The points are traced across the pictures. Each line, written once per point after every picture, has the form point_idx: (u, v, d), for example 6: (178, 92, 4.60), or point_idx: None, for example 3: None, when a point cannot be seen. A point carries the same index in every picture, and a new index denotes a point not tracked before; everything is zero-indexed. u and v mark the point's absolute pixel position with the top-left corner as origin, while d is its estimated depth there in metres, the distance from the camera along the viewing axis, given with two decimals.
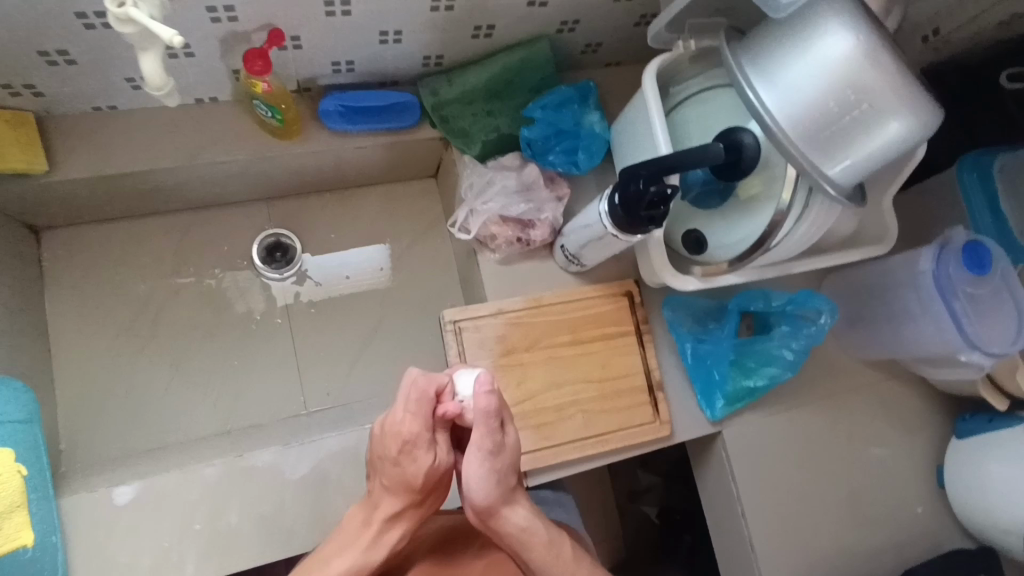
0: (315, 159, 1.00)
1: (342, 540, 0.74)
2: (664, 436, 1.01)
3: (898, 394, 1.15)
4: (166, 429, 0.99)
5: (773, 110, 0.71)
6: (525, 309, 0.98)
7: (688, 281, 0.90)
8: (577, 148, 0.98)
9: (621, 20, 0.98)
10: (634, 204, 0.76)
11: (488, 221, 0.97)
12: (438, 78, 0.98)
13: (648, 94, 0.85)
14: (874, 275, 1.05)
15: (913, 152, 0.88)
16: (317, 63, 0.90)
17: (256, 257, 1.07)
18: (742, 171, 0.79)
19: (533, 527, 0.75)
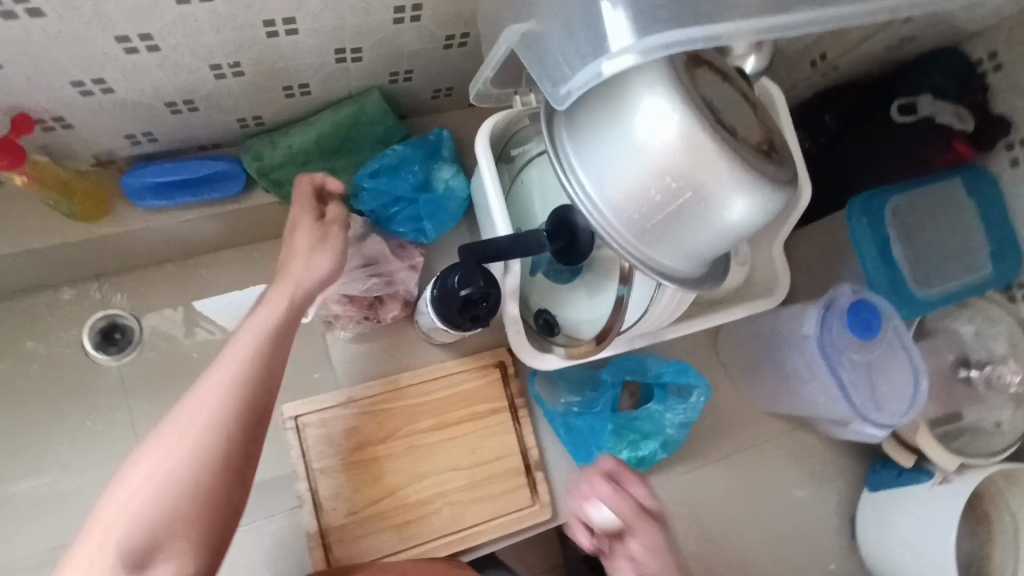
0: (134, 237, 0.89)
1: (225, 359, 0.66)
2: (545, 519, 0.93)
3: (806, 443, 1.07)
4: None
5: (595, 196, 0.61)
6: (379, 395, 0.89)
7: (548, 360, 0.81)
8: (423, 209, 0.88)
9: (465, 65, 0.86)
10: (452, 302, 0.67)
11: (329, 300, 0.86)
12: (261, 140, 0.86)
13: (480, 161, 0.74)
14: (766, 328, 0.96)
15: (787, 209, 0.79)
16: (105, 137, 0.78)
17: (88, 343, 0.96)
18: (575, 257, 0.69)
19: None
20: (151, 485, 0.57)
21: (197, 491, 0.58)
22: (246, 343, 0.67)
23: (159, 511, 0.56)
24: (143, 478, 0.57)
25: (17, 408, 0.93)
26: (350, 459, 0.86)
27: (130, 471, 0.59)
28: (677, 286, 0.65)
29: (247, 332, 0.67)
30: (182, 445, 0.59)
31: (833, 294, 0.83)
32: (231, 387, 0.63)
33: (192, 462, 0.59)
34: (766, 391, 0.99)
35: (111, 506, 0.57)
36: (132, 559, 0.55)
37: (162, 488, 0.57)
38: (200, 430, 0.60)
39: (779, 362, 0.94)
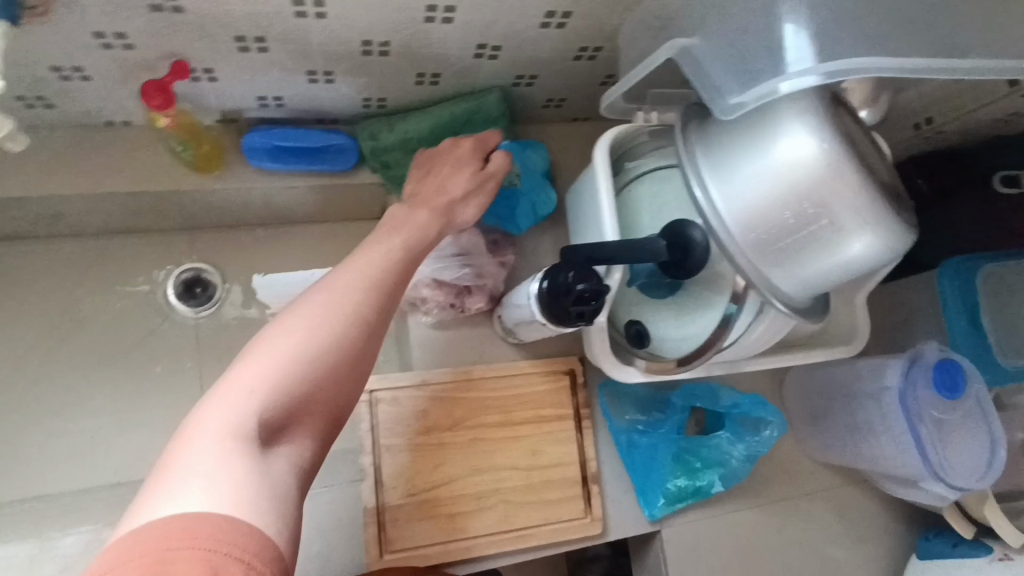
0: (240, 196, 0.92)
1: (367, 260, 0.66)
2: (594, 534, 0.92)
3: (856, 501, 1.06)
4: (46, 477, 0.90)
5: (723, 213, 0.64)
6: (451, 383, 0.90)
7: (629, 372, 0.83)
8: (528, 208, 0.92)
9: (585, 78, 0.89)
10: (561, 297, 0.67)
11: (420, 283, 0.88)
12: (379, 121, 0.89)
13: (597, 167, 0.77)
14: (836, 376, 0.96)
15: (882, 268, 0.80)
16: (240, 95, 0.81)
17: (171, 292, 0.98)
18: (687, 271, 0.69)
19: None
20: (277, 363, 0.54)
21: (321, 375, 0.56)
22: (372, 255, 0.67)
23: (285, 383, 0.54)
24: (267, 359, 0.55)
25: (96, 344, 0.95)
26: (415, 441, 0.87)
27: (252, 354, 0.55)
28: (787, 312, 0.67)
29: (378, 246, 0.68)
30: (308, 328, 0.57)
31: (921, 349, 0.83)
32: (361, 290, 0.62)
33: (319, 348, 0.57)
34: (828, 440, 0.98)
35: (234, 386, 0.53)
36: (257, 437, 0.51)
37: (288, 363, 0.55)
38: (328, 319, 0.59)
39: (848, 412, 0.93)
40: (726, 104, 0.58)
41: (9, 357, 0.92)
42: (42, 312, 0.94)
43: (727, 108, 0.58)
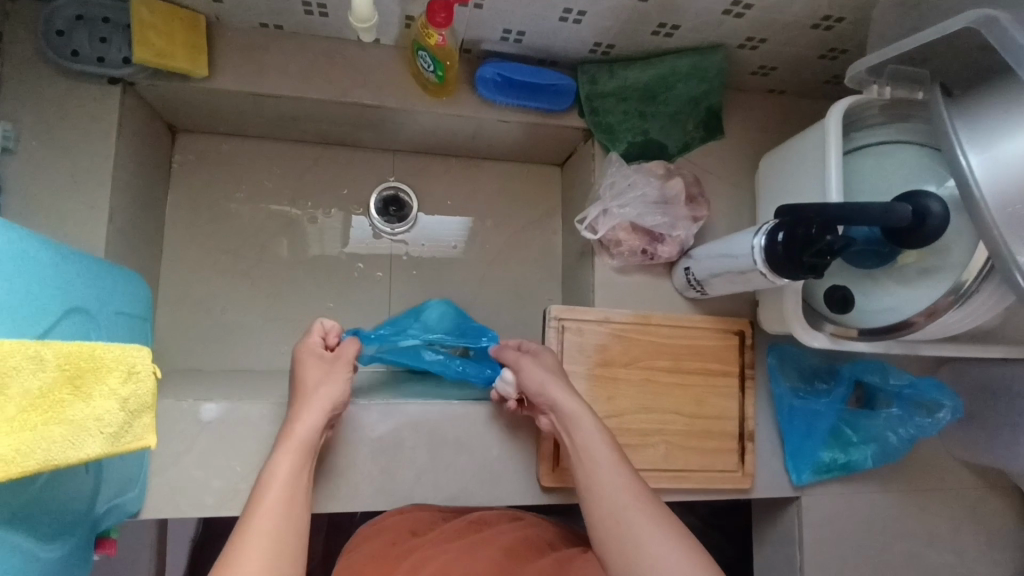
0: (457, 123, 0.98)
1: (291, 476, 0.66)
2: (744, 488, 0.95)
3: (993, 507, 1.07)
4: (250, 354, 0.99)
5: (983, 182, 0.66)
6: (630, 324, 0.94)
7: (816, 337, 0.85)
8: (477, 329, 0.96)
9: (807, 49, 0.91)
10: (801, 246, 0.71)
11: (618, 227, 0.92)
12: (600, 67, 0.94)
13: (828, 133, 0.80)
14: (1006, 375, 0.96)
15: None
16: (490, 26, 0.87)
17: (372, 206, 1.06)
18: (921, 240, 0.72)
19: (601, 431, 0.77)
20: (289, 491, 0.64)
21: (300, 503, 0.65)
22: (294, 444, 0.68)
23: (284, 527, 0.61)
24: (274, 491, 0.64)
25: (303, 242, 1.04)
26: (593, 372, 0.92)
27: (256, 503, 0.62)
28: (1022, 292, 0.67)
29: (299, 429, 0.69)
30: (278, 496, 0.63)
31: None
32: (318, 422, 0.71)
33: (293, 488, 0.65)
34: (985, 439, 1.00)
35: (255, 522, 0.60)
36: (287, 545, 0.60)
37: (278, 509, 0.62)
38: (298, 469, 0.67)
39: (1014, 413, 0.95)
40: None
41: (230, 243, 1.02)
42: (261, 206, 1.03)
43: None
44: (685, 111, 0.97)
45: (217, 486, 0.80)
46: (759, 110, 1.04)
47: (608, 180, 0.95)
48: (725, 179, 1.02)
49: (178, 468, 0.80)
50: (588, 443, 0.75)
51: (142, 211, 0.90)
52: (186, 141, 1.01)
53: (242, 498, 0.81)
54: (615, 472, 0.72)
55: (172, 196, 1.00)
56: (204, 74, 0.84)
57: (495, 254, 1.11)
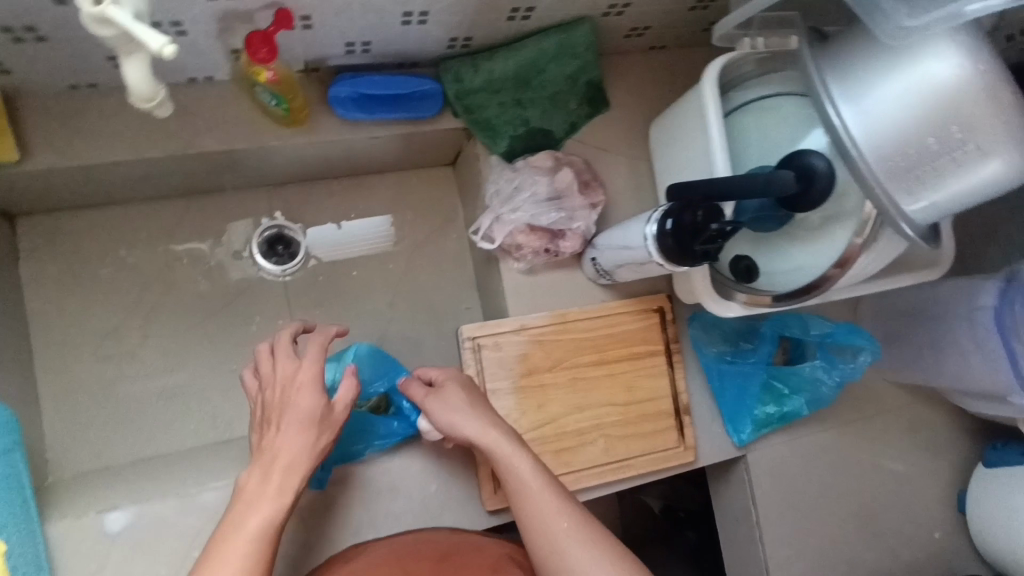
0: (324, 149, 0.90)
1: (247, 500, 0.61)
2: (688, 461, 0.96)
3: (925, 418, 1.11)
4: (160, 436, 0.93)
5: (859, 138, 0.62)
6: (548, 327, 0.91)
7: (728, 308, 0.83)
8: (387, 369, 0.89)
9: (674, 5, 0.86)
10: (693, 235, 0.67)
11: (516, 231, 0.88)
12: (462, 61, 0.86)
13: (708, 100, 0.75)
14: (920, 297, 0.97)
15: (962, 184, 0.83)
16: (330, 43, 0.78)
17: (255, 250, 0.98)
18: (810, 203, 0.69)
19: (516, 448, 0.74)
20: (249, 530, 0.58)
21: (267, 547, 0.59)
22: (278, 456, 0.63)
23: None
24: (236, 539, 0.58)
25: (189, 305, 0.96)
26: (518, 383, 0.89)
27: (226, 545, 0.57)
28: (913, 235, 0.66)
29: (257, 484, 0.62)
30: (244, 531, 0.58)
31: (1017, 269, 0.84)
32: (308, 433, 0.65)
33: (264, 519, 0.59)
34: (902, 360, 1.00)
35: None
36: None
37: (246, 551, 0.57)
38: (277, 498, 0.61)
39: (933, 332, 0.95)
40: (893, 29, 0.58)
41: (108, 323, 0.93)
42: (133, 277, 0.94)
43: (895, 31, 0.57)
44: (563, 91, 0.91)
45: None
46: (641, 72, 0.98)
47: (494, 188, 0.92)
48: (619, 153, 0.98)
49: None
50: (511, 464, 0.72)
51: None
52: (29, 223, 0.90)
53: None
54: (546, 496, 0.70)
55: (29, 287, 0.90)
56: (15, 157, 0.74)
57: (401, 273, 1.05)
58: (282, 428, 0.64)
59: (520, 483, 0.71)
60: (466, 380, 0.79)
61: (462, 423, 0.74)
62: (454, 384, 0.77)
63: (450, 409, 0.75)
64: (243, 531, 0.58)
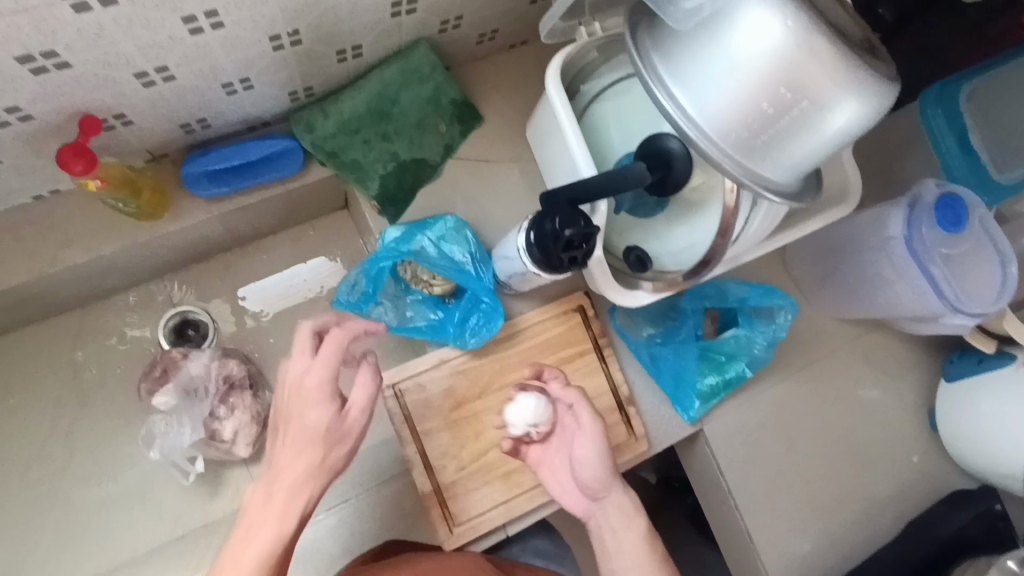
0: (201, 230, 0.87)
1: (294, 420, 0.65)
2: (642, 451, 0.94)
3: (880, 346, 1.09)
4: (112, 552, 0.91)
5: (697, 119, 0.59)
6: (469, 355, 0.89)
7: (637, 296, 0.80)
8: (469, 256, 0.85)
9: (512, 2, 0.83)
10: (551, 247, 0.65)
11: (212, 416, 0.89)
12: (311, 111, 0.84)
13: (555, 100, 0.72)
14: (838, 234, 0.95)
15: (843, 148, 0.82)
16: (163, 130, 0.75)
17: (165, 343, 0.95)
18: (672, 187, 0.67)
19: (634, 518, 0.79)
20: (308, 434, 0.65)
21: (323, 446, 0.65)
22: (269, 497, 0.63)
23: (302, 469, 0.64)
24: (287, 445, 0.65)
25: (110, 414, 0.94)
26: (450, 418, 0.87)
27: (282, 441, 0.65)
28: (783, 202, 0.63)
29: (302, 425, 0.65)
30: (292, 465, 0.64)
31: (918, 191, 0.82)
32: (274, 539, 0.61)
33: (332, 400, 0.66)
34: (839, 297, 0.97)
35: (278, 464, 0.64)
36: (305, 467, 0.64)
37: (265, 540, 0.60)
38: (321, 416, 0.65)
39: (857, 268, 0.92)
40: (681, 14, 0.58)
41: (31, 451, 0.91)
42: (47, 399, 0.92)
43: (681, 19, 0.58)
44: (427, 115, 0.89)
45: None
46: (509, 72, 0.95)
47: (207, 382, 0.90)
48: (505, 161, 0.94)
49: None
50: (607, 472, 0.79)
51: None
52: None
53: None
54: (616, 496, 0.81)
55: None
56: None
57: None
58: (286, 447, 0.65)
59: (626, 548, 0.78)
60: (603, 433, 0.78)
61: (596, 468, 0.79)
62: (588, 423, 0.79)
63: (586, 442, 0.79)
64: (297, 439, 0.65)
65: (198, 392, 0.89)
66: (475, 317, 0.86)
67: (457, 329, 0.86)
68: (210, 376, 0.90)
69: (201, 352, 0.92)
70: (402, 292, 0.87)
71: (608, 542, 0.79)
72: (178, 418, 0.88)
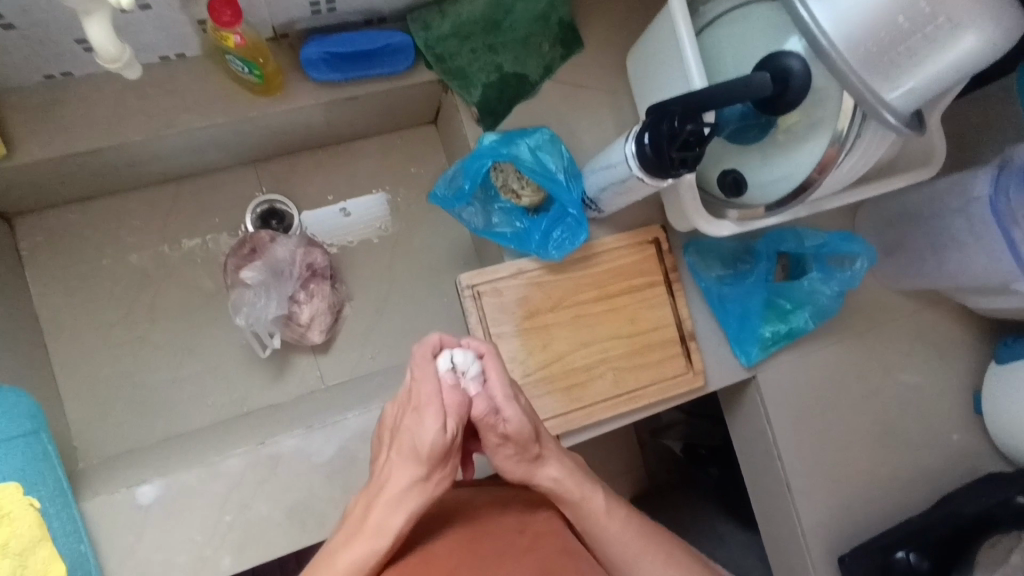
0: (304, 116, 0.90)
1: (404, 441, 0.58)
2: (697, 386, 0.96)
3: (934, 324, 1.11)
4: (179, 418, 0.94)
5: (830, 27, 0.61)
6: (545, 269, 0.91)
7: (721, 225, 0.83)
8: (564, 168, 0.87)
9: None
10: (664, 147, 0.67)
11: (294, 300, 0.93)
12: (429, 11, 0.88)
13: (675, 13, 0.75)
14: (915, 200, 0.97)
15: (944, 98, 0.84)
16: (293, 5, 0.78)
17: (251, 227, 0.99)
18: (786, 104, 0.70)
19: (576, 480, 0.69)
20: (412, 454, 0.57)
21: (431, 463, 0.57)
22: (380, 527, 0.56)
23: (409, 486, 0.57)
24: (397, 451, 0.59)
25: (192, 287, 0.97)
26: (522, 326, 0.90)
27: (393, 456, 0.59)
28: (896, 127, 0.65)
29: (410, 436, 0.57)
30: (398, 483, 0.58)
31: (1010, 155, 0.84)
32: (371, 555, 0.55)
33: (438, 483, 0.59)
34: (909, 265, 0.99)
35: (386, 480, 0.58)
36: (412, 493, 0.57)
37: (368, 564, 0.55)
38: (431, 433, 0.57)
39: (934, 232, 0.94)
40: None
41: (116, 311, 0.94)
42: (135, 264, 0.96)
43: None
44: (534, 33, 0.91)
45: (182, 561, 0.79)
46: (613, 3, 0.97)
47: (291, 267, 0.93)
48: (598, 89, 0.96)
49: (135, 557, 0.78)
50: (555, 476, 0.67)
51: (8, 314, 0.83)
52: (28, 222, 0.92)
53: (213, 564, 0.80)
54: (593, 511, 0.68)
55: (36, 284, 0.92)
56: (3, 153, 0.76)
57: (395, 234, 1.05)
58: (399, 461, 0.58)
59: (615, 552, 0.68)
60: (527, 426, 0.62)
61: (512, 465, 0.65)
62: (514, 419, 0.61)
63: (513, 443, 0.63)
64: (405, 451, 0.58)
65: (283, 274, 0.92)
66: (559, 230, 0.88)
67: (540, 238, 0.88)
68: (295, 261, 0.93)
69: (288, 238, 0.95)
70: (491, 197, 0.89)
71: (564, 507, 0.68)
72: (265, 292, 0.90)
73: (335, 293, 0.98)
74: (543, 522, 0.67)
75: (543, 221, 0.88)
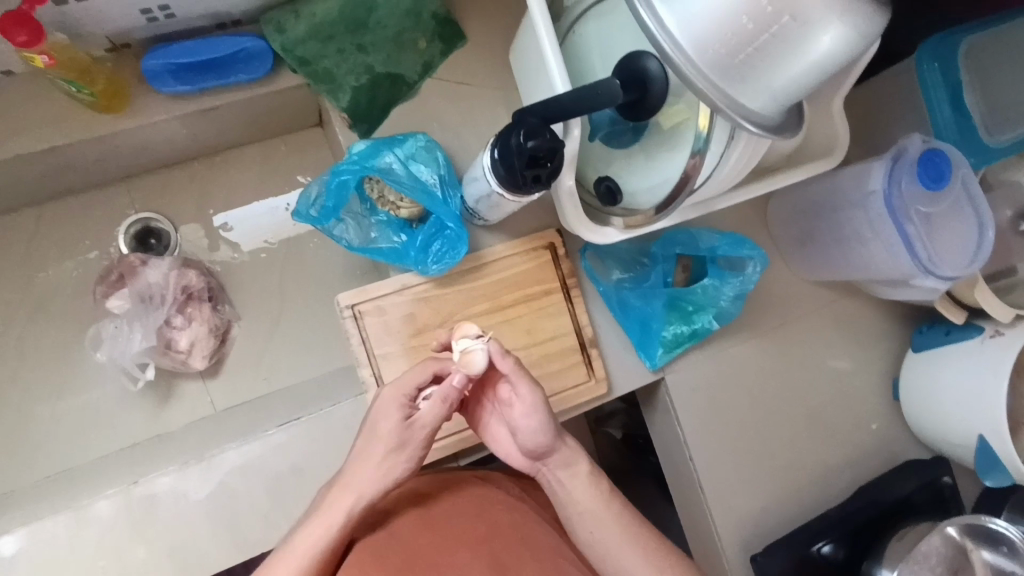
0: (162, 131, 0.84)
1: (361, 460, 0.69)
2: (601, 394, 0.93)
3: (852, 313, 1.08)
4: (59, 455, 0.90)
5: (675, 29, 0.55)
6: (432, 283, 0.86)
7: (606, 233, 0.78)
8: (439, 179, 0.83)
9: None
10: (514, 165, 0.63)
11: (166, 328, 0.88)
12: (283, 11, 0.81)
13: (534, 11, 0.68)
14: (821, 191, 0.92)
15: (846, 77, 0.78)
16: (120, 14, 0.71)
17: (125, 248, 0.93)
18: (649, 109, 0.65)
19: (578, 465, 0.75)
20: (364, 481, 0.69)
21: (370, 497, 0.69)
22: (325, 530, 0.67)
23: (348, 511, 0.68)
24: (346, 485, 0.69)
25: (63, 316, 0.92)
26: (409, 344, 0.86)
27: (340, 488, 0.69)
28: (760, 132, 0.60)
29: (362, 466, 0.69)
30: (343, 505, 0.68)
31: (903, 146, 0.80)
32: (326, 538, 0.67)
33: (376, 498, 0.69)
34: (817, 259, 0.96)
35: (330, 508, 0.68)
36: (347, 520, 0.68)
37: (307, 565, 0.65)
38: (378, 460, 0.69)
39: (837, 226, 0.91)
40: None
41: None
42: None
43: None
44: (405, 29, 0.84)
45: None
46: None
47: (162, 294, 0.88)
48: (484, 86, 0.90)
49: None
50: (568, 454, 0.75)
51: None
52: None
53: None
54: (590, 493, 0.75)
55: None
56: None
57: (286, 247, 0.99)
58: (349, 483, 0.69)
59: (605, 540, 0.73)
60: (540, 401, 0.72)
61: (537, 435, 0.73)
62: (526, 394, 0.71)
63: (539, 416, 0.73)
64: (352, 486, 0.69)
65: (154, 300, 0.88)
66: (438, 243, 0.84)
67: (418, 253, 0.83)
68: (169, 285, 0.89)
69: (161, 260, 0.90)
70: (368, 211, 0.84)
71: (562, 491, 0.75)
72: (128, 323, 0.87)
73: (218, 315, 0.93)
74: (506, 516, 0.76)
75: (421, 233, 0.84)
